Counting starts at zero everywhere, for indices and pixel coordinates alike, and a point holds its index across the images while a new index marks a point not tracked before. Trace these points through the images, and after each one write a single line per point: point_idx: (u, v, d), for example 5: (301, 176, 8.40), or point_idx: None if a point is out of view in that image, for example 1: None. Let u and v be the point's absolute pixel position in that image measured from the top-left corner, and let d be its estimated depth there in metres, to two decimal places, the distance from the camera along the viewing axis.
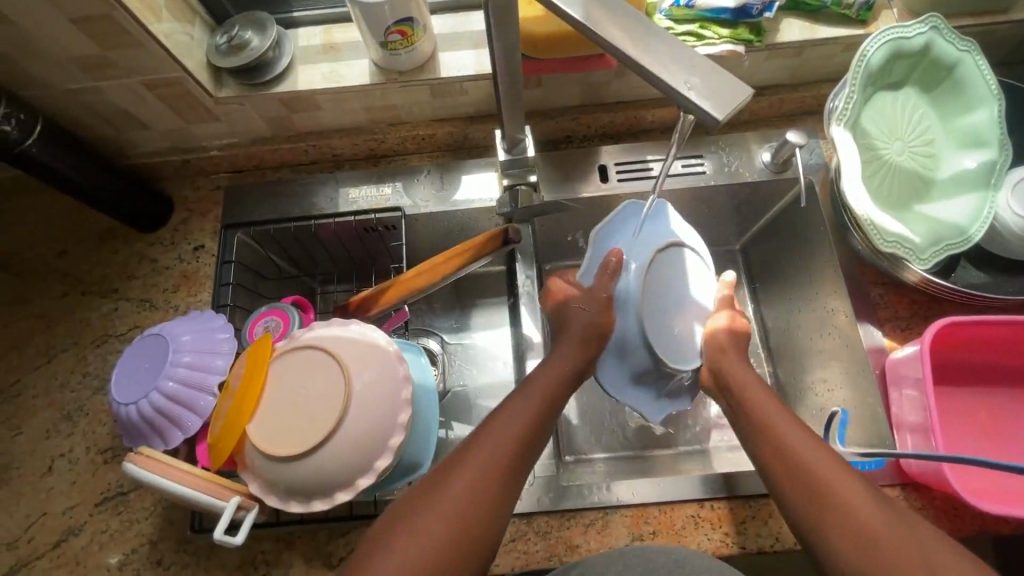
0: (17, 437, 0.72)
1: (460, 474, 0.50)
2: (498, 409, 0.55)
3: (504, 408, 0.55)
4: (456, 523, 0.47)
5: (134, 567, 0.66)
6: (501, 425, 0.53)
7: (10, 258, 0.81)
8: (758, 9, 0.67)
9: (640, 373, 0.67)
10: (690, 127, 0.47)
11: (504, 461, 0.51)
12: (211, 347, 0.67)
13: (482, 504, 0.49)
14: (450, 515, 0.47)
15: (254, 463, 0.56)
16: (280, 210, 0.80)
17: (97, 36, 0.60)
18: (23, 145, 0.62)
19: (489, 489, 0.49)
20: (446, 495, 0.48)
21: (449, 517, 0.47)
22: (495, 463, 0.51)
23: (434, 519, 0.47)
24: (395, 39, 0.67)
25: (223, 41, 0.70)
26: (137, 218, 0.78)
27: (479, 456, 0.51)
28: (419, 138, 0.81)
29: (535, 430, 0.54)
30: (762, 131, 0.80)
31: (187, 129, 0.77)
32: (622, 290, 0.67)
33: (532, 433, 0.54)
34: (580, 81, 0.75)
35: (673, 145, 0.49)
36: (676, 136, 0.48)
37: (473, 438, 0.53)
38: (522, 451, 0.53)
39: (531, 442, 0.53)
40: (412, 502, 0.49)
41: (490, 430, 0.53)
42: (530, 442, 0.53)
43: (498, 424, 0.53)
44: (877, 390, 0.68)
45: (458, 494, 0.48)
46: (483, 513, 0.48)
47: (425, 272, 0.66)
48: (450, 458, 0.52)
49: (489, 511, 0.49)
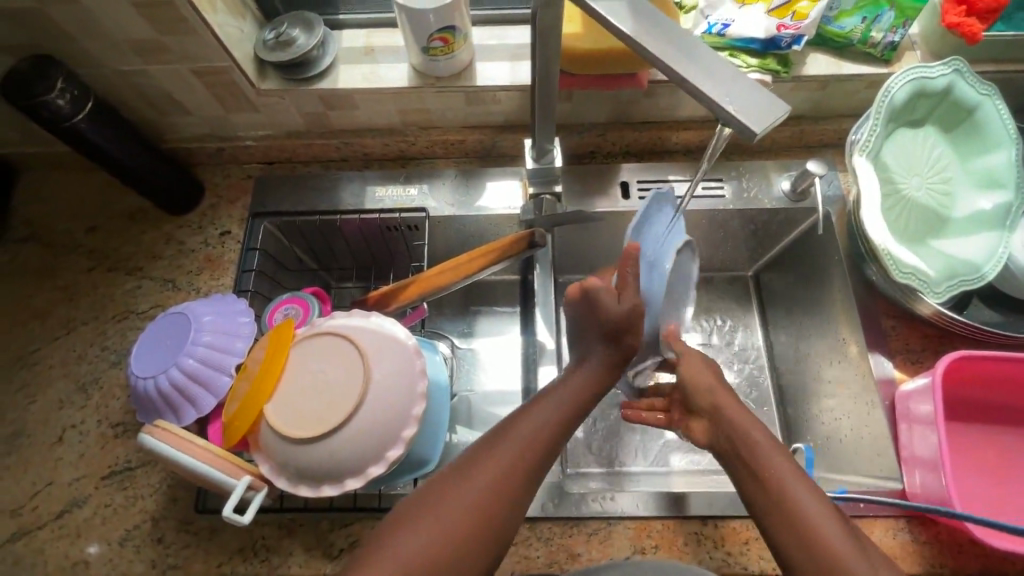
0: (30, 405, 0.73)
1: (479, 473, 0.49)
2: (518, 413, 0.54)
3: (528, 409, 0.55)
4: (472, 515, 0.47)
5: (134, 543, 0.66)
6: (518, 422, 0.53)
7: (42, 231, 0.83)
8: (787, 41, 0.70)
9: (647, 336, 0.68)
10: (725, 143, 0.47)
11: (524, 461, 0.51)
12: (232, 329, 0.68)
13: (500, 499, 0.49)
14: (467, 508, 0.48)
15: (268, 444, 0.57)
16: (309, 202, 0.82)
17: (155, 22, 0.62)
18: (73, 121, 0.64)
19: (507, 485, 0.49)
20: (462, 490, 0.49)
21: (465, 510, 0.47)
22: (514, 465, 0.50)
23: (445, 511, 0.47)
24: (437, 45, 0.69)
25: (271, 36, 0.73)
26: (169, 200, 0.80)
27: (499, 457, 0.51)
28: (449, 143, 0.83)
29: (544, 406, 0.55)
30: (782, 160, 0.82)
31: (227, 117, 0.79)
32: (648, 291, 0.61)
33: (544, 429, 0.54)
34: (611, 99, 0.77)
35: (706, 161, 0.49)
36: (710, 150, 0.48)
37: (491, 436, 0.53)
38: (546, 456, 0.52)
39: (540, 419, 0.54)
40: (430, 494, 0.49)
41: (511, 432, 0.53)
42: (546, 421, 0.54)
43: (518, 425, 0.53)
44: (886, 420, 0.68)
45: (475, 488, 0.49)
46: (502, 508, 0.49)
47: (448, 270, 0.68)
48: (466, 455, 0.52)
49: (506, 505, 0.49)
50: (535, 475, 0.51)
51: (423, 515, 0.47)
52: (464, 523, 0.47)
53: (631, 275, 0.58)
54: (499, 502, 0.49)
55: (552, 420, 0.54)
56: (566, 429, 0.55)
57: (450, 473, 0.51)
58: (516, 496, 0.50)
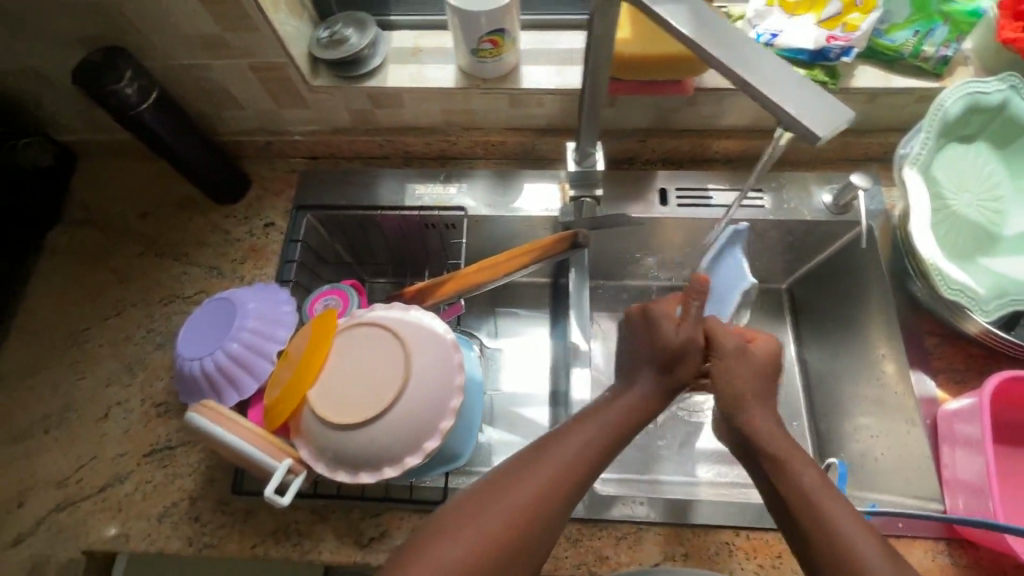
0: (80, 381, 0.76)
1: (522, 483, 0.50)
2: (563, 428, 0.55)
3: (569, 427, 0.55)
4: (510, 526, 0.48)
5: (172, 520, 0.68)
6: (560, 441, 0.53)
7: (98, 215, 0.87)
8: (836, 53, 0.69)
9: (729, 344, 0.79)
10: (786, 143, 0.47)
11: (563, 479, 0.51)
12: (275, 317, 0.70)
13: (540, 511, 0.49)
14: (500, 526, 0.48)
15: (309, 429, 0.58)
16: (351, 197, 0.84)
17: (221, 18, 0.65)
18: (137, 109, 0.67)
19: (545, 497, 0.50)
20: (503, 500, 0.49)
21: (504, 520, 0.48)
22: (552, 483, 0.51)
23: (485, 519, 0.48)
24: (486, 48, 0.70)
25: (326, 35, 0.75)
26: (219, 190, 0.83)
27: (542, 468, 0.51)
28: (490, 144, 0.84)
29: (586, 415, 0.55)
30: (823, 172, 0.81)
31: (277, 112, 0.82)
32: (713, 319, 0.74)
33: (585, 437, 0.53)
34: (654, 106, 0.77)
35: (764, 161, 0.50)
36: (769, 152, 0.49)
37: (527, 454, 0.53)
38: (587, 472, 0.52)
39: (584, 428, 0.54)
40: (468, 502, 0.50)
41: (554, 446, 0.53)
42: (589, 425, 0.54)
43: (564, 439, 0.53)
44: (927, 442, 0.66)
45: (515, 498, 0.49)
46: (538, 518, 0.49)
47: (486, 268, 0.69)
48: (503, 470, 0.52)
49: (544, 517, 0.49)
50: (573, 484, 0.51)
51: (462, 524, 0.48)
52: (502, 534, 0.48)
53: (693, 306, 0.57)
54: (537, 514, 0.49)
55: (596, 439, 0.54)
56: (605, 430, 0.55)
57: (485, 487, 0.51)
58: (551, 512, 0.50)
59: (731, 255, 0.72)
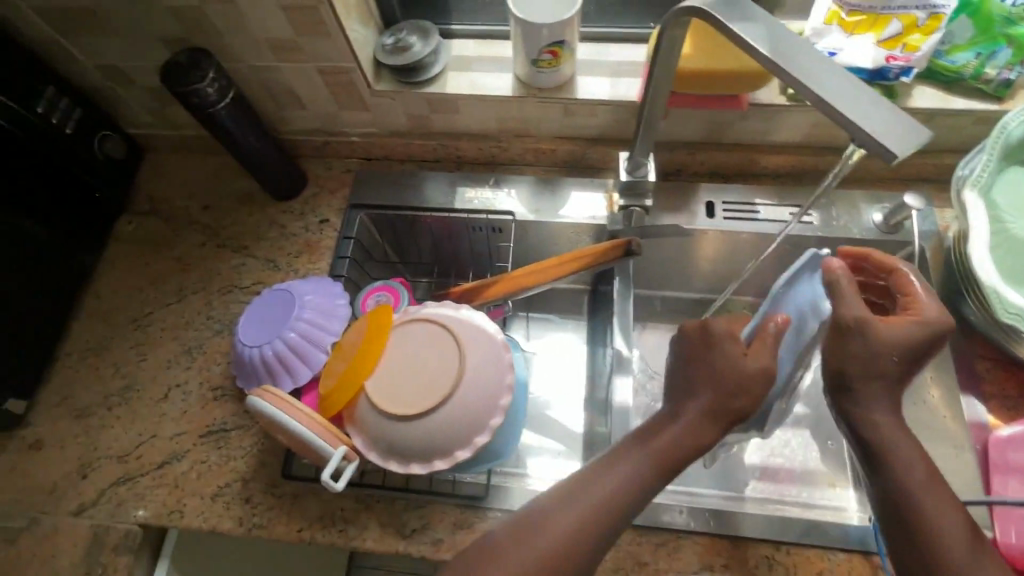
0: (142, 362, 0.80)
1: (579, 503, 0.51)
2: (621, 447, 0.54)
3: (610, 461, 0.53)
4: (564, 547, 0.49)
5: (225, 500, 0.71)
6: (599, 479, 0.52)
7: (163, 206, 0.91)
8: (894, 73, 0.69)
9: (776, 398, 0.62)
10: (857, 159, 0.47)
11: (583, 531, 0.50)
12: (330, 310, 0.72)
13: (592, 532, 0.50)
14: (553, 545, 0.49)
15: (364, 418, 0.60)
16: (403, 198, 0.87)
17: (297, 24, 0.69)
18: (216, 107, 0.71)
19: (598, 520, 0.50)
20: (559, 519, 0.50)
21: (558, 539, 0.49)
22: (608, 505, 0.51)
23: (543, 537, 0.50)
24: (545, 58, 0.72)
25: (390, 41, 0.78)
26: (279, 186, 0.86)
27: (603, 487, 0.52)
28: (540, 151, 0.86)
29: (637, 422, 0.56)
30: (873, 191, 0.81)
31: (337, 113, 0.85)
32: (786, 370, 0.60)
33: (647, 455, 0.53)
34: (706, 119, 0.78)
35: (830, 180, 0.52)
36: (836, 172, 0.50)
37: (559, 494, 0.52)
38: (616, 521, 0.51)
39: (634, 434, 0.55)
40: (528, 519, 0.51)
41: (616, 465, 0.53)
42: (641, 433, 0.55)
43: (624, 458, 0.53)
44: (977, 467, 0.66)
45: (572, 517, 0.50)
46: (588, 541, 0.50)
47: (536, 272, 0.72)
48: (549, 494, 0.53)
49: (594, 538, 0.50)
50: (627, 504, 0.51)
51: (524, 538, 0.50)
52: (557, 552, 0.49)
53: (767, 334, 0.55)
54: (589, 536, 0.50)
55: (637, 475, 0.52)
56: None
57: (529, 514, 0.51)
58: (582, 550, 0.50)
59: (807, 282, 0.58)
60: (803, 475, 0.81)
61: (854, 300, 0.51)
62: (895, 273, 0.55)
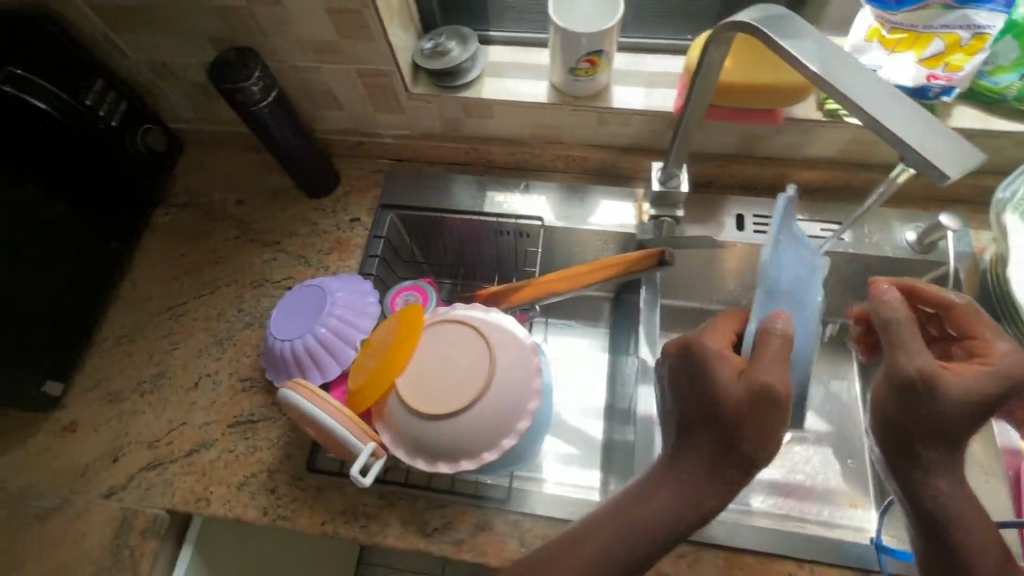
0: (174, 350, 0.82)
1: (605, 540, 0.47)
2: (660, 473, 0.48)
3: (646, 493, 0.48)
4: None
5: (250, 489, 0.72)
6: (631, 513, 0.47)
7: (199, 199, 0.93)
8: (935, 92, 0.70)
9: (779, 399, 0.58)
10: (905, 174, 0.50)
11: None
12: (361, 307, 0.74)
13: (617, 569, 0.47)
14: None
15: (393, 416, 0.61)
16: (434, 200, 0.88)
17: (342, 27, 0.70)
18: (258, 105, 0.72)
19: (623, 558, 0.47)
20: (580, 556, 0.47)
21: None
22: (636, 542, 0.47)
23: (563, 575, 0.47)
24: (583, 67, 0.73)
25: (429, 46, 0.79)
26: (313, 184, 0.88)
27: (633, 522, 0.47)
28: (571, 158, 0.87)
29: None
30: (906, 210, 0.81)
31: (373, 115, 0.86)
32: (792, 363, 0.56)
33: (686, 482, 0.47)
34: (741, 132, 0.78)
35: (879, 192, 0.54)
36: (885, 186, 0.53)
37: (584, 528, 0.48)
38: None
39: None
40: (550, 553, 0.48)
41: (652, 498, 0.47)
42: None
43: (660, 490, 0.47)
44: (1008, 493, 0.65)
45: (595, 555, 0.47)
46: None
47: (567, 278, 0.72)
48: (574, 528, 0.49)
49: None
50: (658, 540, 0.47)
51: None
52: None
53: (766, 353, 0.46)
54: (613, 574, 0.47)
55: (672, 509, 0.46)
56: None
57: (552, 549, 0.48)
58: None
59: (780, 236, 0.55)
60: (824, 493, 0.80)
61: (924, 353, 0.47)
62: (952, 306, 0.54)
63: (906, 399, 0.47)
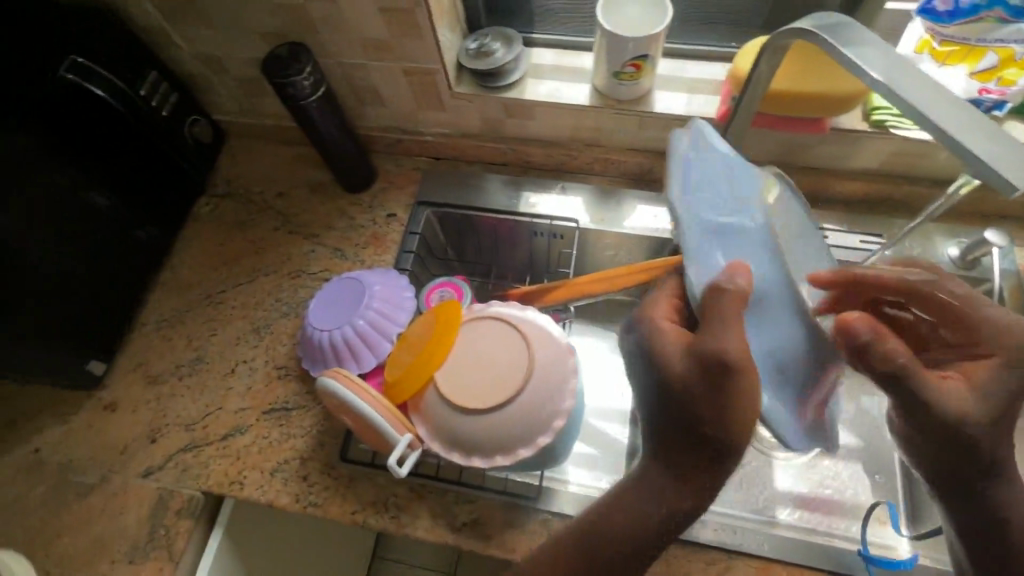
0: (213, 336, 0.84)
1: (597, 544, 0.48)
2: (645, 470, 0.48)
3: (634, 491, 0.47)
4: None
5: (284, 476, 0.73)
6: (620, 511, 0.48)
7: (239, 190, 0.95)
8: (988, 105, 0.69)
9: (791, 338, 0.53)
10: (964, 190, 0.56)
11: None
12: (397, 301, 0.75)
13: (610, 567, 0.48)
14: None
15: (431, 409, 0.62)
16: (470, 198, 0.89)
17: (392, 25, 0.72)
18: (307, 100, 0.74)
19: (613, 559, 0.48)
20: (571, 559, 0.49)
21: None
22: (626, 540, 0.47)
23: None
24: (628, 71, 0.73)
25: (473, 46, 0.81)
26: (352, 179, 0.89)
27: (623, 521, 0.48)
28: (608, 161, 0.87)
29: None
30: (948, 225, 0.80)
31: (413, 113, 0.88)
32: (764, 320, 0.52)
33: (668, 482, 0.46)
34: (783, 141, 0.77)
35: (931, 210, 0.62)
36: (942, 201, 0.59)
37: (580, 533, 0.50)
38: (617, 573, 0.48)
39: None
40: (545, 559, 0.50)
41: (639, 494, 0.47)
42: None
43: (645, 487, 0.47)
44: None
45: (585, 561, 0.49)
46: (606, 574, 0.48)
47: (603, 281, 0.72)
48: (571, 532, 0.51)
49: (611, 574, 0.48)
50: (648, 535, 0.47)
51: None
52: None
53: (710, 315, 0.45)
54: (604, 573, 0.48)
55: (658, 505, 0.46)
56: None
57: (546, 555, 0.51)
58: None
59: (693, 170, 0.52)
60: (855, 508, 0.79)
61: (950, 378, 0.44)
62: (917, 293, 0.50)
63: (896, 392, 0.46)
